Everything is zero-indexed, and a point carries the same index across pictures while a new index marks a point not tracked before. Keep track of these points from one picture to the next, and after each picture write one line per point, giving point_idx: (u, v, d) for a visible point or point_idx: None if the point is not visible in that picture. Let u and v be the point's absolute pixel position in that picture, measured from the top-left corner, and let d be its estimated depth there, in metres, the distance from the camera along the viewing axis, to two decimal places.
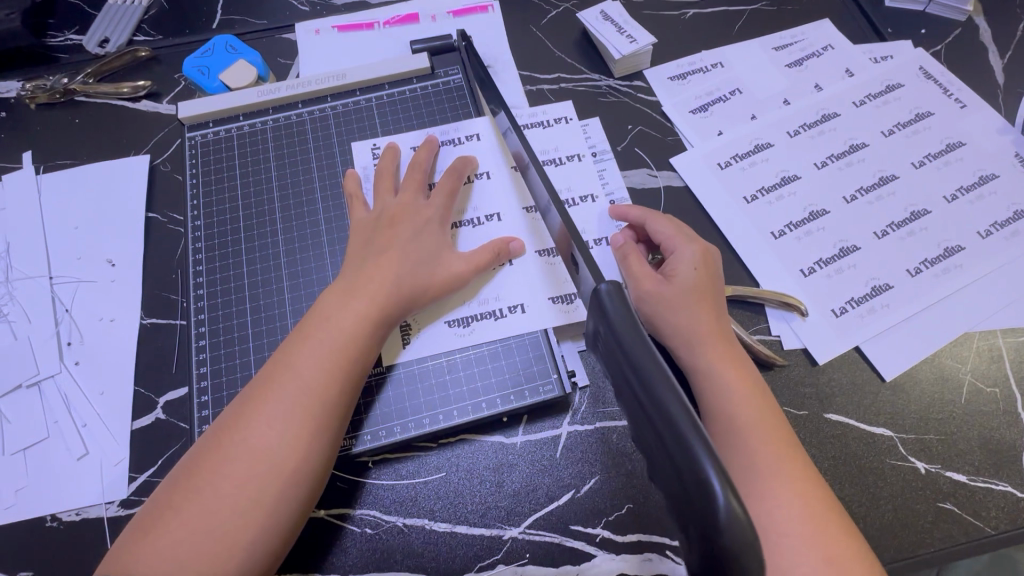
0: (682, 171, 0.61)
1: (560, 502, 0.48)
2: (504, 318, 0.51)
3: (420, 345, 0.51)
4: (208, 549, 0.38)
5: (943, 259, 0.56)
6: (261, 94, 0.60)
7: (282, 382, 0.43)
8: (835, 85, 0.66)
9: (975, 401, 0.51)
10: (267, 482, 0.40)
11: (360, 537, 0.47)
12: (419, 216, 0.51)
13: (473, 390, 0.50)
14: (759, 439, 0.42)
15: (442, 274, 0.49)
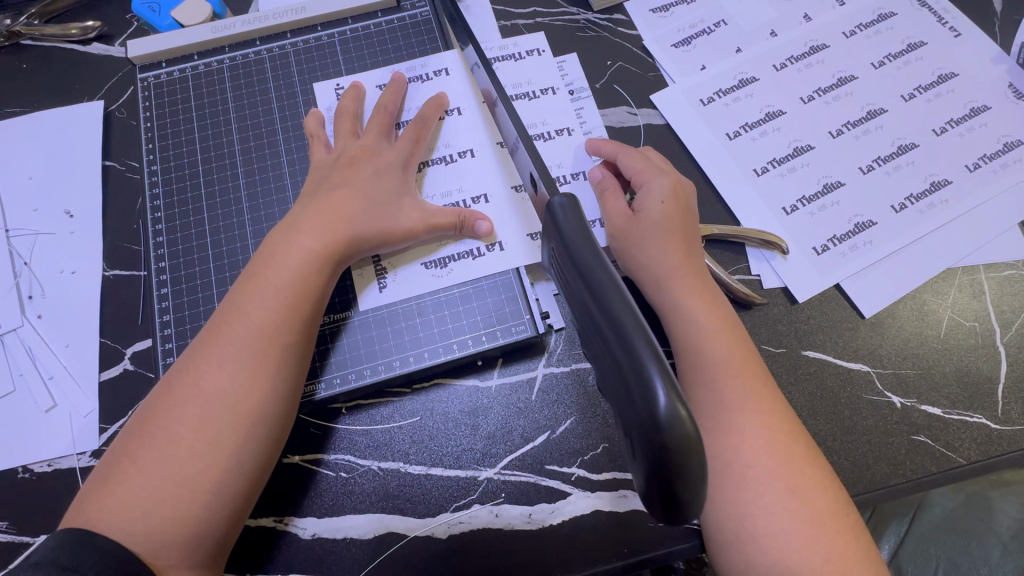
0: (663, 108, 0.58)
1: (534, 443, 0.47)
2: (480, 258, 0.50)
3: (393, 287, 0.50)
4: (173, 493, 0.39)
5: (929, 194, 0.54)
6: (215, 30, 0.56)
7: (231, 328, 0.42)
8: (825, 15, 0.62)
9: (955, 336, 0.51)
10: (224, 423, 0.40)
11: (335, 481, 0.47)
12: (384, 157, 0.49)
13: (449, 330, 0.49)
14: (727, 375, 0.42)
15: (409, 215, 0.48)
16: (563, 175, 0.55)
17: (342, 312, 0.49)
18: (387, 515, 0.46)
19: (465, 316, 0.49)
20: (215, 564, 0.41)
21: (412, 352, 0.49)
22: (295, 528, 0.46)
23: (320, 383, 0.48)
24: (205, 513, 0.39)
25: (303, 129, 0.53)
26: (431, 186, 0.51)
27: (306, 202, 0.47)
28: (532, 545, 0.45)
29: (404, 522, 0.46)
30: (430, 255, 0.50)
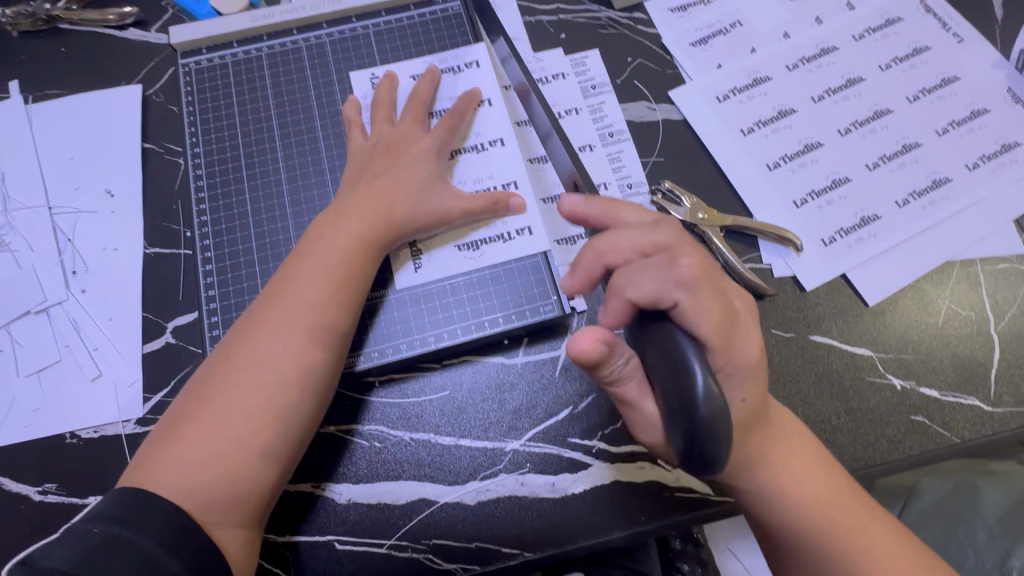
0: (680, 104, 0.61)
1: (558, 418, 0.50)
2: (511, 242, 0.53)
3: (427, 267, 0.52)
4: (224, 455, 0.42)
5: (930, 191, 0.58)
6: (253, 19, 0.58)
7: (283, 302, 0.45)
8: (836, 19, 0.65)
9: (952, 323, 0.54)
10: (274, 393, 0.43)
11: (368, 450, 0.50)
12: (423, 145, 0.52)
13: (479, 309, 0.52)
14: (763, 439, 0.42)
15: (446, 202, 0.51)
16: None
17: (377, 290, 0.52)
18: (419, 483, 0.49)
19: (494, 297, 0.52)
20: (258, 522, 0.44)
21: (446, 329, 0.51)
22: (332, 494, 0.48)
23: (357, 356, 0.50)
24: (252, 476, 0.42)
25: (339, 116, 0.56)
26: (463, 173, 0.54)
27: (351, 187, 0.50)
28: (555, 512, 0.48)
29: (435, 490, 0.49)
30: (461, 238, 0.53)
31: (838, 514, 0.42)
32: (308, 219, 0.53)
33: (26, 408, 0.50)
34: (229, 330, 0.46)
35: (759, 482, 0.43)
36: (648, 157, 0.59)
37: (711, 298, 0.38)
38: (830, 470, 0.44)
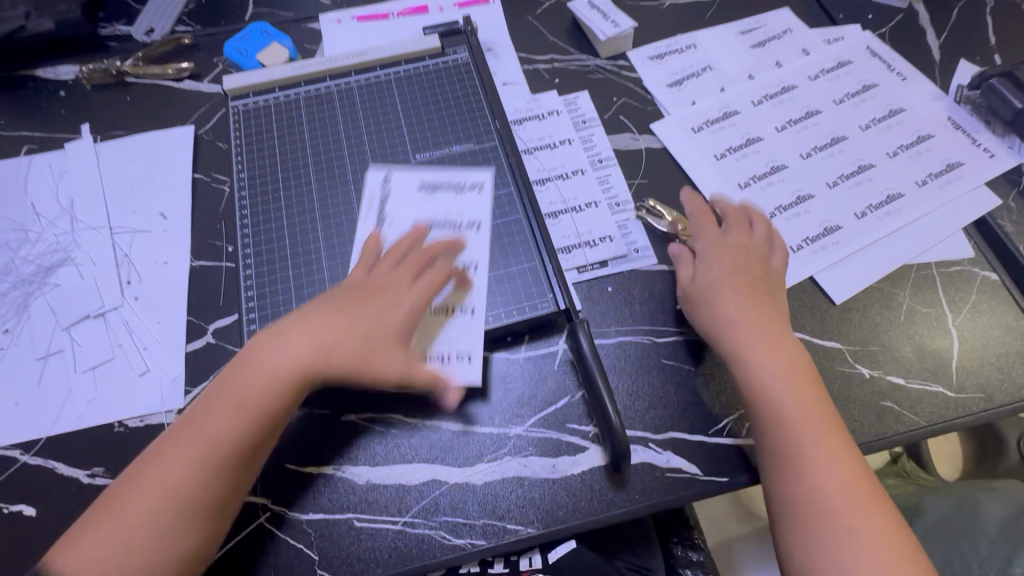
0: (660, 135, 0.70)
1: (557, 405, 0.56)
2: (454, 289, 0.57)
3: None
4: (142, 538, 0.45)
5: (885, 204, 0.65)
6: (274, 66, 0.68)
7: (221, 424, 0.48)
8: (793, 63, 0.75)
9: (913, 319, 0.60)
10: (197, 516, 0.47)
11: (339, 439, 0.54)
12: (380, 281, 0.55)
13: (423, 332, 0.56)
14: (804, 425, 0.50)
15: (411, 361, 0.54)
16: (577, 207, 0.65)
17: None
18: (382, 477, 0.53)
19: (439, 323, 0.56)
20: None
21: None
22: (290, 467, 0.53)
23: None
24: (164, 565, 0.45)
25: (365, 148, 0.65)
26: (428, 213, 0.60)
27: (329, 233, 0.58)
28: (556, 491, 0.52)
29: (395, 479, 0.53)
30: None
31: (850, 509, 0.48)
32: (336, 233, 0.61)
33: (81, 400, 0.56)
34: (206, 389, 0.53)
35: (792, 476, 0.49)
36: (634, 180, 0.68)
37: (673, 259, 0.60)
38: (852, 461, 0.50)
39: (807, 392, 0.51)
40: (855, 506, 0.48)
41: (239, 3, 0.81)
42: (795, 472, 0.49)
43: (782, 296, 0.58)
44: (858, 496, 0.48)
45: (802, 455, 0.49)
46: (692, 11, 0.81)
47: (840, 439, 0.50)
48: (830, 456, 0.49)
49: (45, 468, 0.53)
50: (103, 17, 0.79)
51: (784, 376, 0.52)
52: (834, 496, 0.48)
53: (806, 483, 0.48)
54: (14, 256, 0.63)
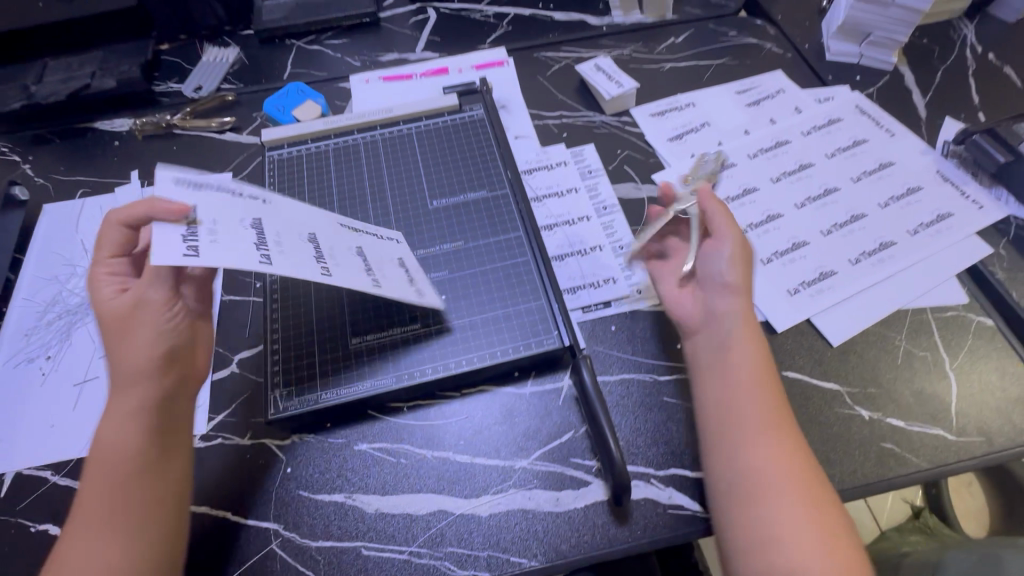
0: (662, 185, 0.75)
1: (560, 439, 0.58)
2: (324, 254, 0.51)
3: (278, 213, 0.51)
4: (92, 511, 0.47)
5: (878, 251, 0.68)
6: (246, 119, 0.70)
7: (128, 389, 0.49)
8: (786, 120, 0.81)
9: (910, 363, 0.61)
10: (142, 480, 0.48)
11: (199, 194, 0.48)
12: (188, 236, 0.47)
13: (266, 230, 0.49)
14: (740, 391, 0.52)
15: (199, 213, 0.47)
16: (582, 251, 0.69)
17: (406, 324, 0.61)
18: (205, 228, 0.46)
19: (285, 246, 0.49)
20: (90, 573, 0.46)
21: (252, 221, 0.48)
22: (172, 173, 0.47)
23: (261, 189, 0.51)
24: (115, 548, 0.46)
25: (388, 195, 0.71)
26: (368, 234, 0.59)
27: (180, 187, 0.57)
28: (559, 525, 0.53)
29: (194, 224, 0.46)
30: (298, 223, 0.52)
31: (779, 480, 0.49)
32: None
33: None
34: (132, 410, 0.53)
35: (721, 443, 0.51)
36: (637, 226, 0.72)
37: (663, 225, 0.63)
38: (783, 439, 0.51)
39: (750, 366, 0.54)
40: (793, 488, 0.47)
41: (279, 65, 0.90)
42: (744, 448, 0.50)
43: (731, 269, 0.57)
44: (798, 477, 0.48)
45: (745, 428, 0.50)
46: (690, 74, 0.88)
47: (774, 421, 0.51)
48: (781, 438, 0.50)
49: (73, 489, 0.56)
50: (158, 76, 0.89)
51: (726, 363, 0.54)
52: (778, 476, 0.48)
53: (741, 461, 0.50)
54: (61, 288, 0.69)
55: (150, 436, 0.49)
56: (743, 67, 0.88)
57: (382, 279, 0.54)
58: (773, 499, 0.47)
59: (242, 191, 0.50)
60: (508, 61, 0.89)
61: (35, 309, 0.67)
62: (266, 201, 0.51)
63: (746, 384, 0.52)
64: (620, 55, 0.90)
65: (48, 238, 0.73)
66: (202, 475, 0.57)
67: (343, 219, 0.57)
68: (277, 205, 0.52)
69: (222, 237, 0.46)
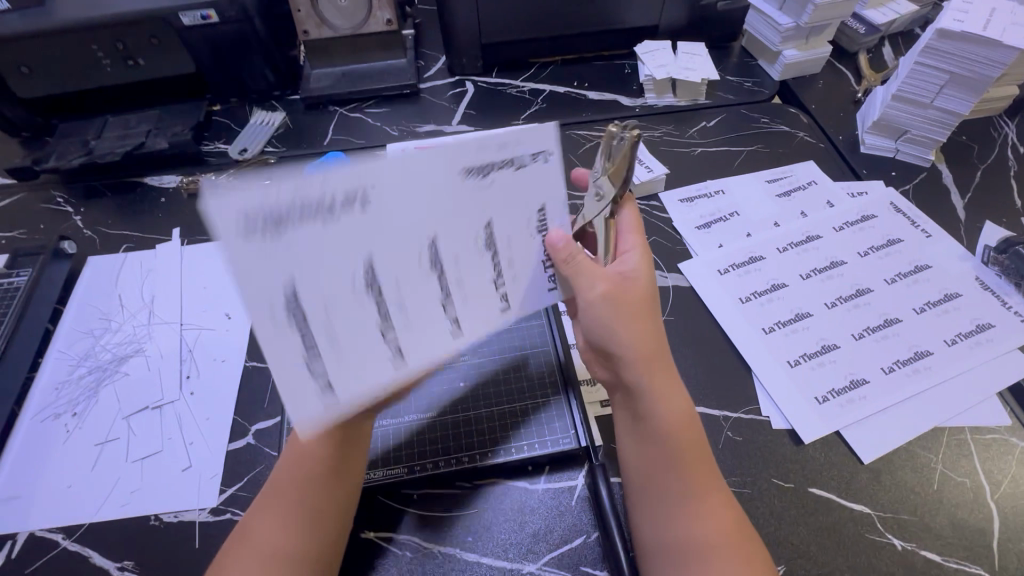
0: (688, 274, 0.75)
1: (572, 544, 0.55)
2: (452, 287, 0.46)
3: (382, 222, 0.41)
4: (278, 499, 0.50)
5: (913, 361, 0.65)
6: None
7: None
8: (818, 213, 0.80)
9: (947, 488, 0.58)
10: (325, 474, 0.51)
11: (294, 240, 0.37)
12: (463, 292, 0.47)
13: (382, 284, 0.42)
14: (665, 457, 0.53)
15: (339, 323, 0.41)
16: None
17: (424, 412, 0.62)
18: (315, 322, 0.40)
19: (409, 307, 0.44)
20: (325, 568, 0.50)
21: (366, 277, 0.41)
22: (247, 206, 0.35)
23: (333, 214, 0.38)
24: (294, 535, 0.49)
25: None
26: (489, 166, 0.45)
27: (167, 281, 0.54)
28: None
29: (298, 302, 0.39)
30: (411, 271, 0.43)
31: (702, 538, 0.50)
32: None
33: (126, 489, 0.60)
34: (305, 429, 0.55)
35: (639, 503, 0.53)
36: (661, 316, 0.71)
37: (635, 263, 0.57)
38: (716, 498, 0.52)
39: (671, 428, 0.54)
40: (719, 536, 0.50)
41: (322, 131, 0.94)
42: (664, 494, 0.52)
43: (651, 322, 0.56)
44: (717, 530, 0.50)
45: (667, 489, 0.52)
46: (721, 159, 0.88)
47: (701, 476, 0.52)
48: (702, 484, 0.52)
49: (81, 556, 0.56)
50: (208, 136, 0.93)
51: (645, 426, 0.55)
52: (699, 521, 0.51)
53: (663, 519, 0.52)
54: (95, 343, 0.71)
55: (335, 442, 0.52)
56: (776, 156, 0.89)
57: (518, 274, 0.50)
58: (694, 543, 0.50)
59: (333, 184, 0.38)
60: None
61: (68, 363, 0.69)
62: (368, 199, 0.40)
63: (663, 432, 0.53)
64: (652, 136, 0.92)
65: (89, 291, 0.76)
66: (207, 552, 0.56)
67: (479, 159, 0.44)
68: (380, 209, 0.40)
69: (337, 324, 0.41)
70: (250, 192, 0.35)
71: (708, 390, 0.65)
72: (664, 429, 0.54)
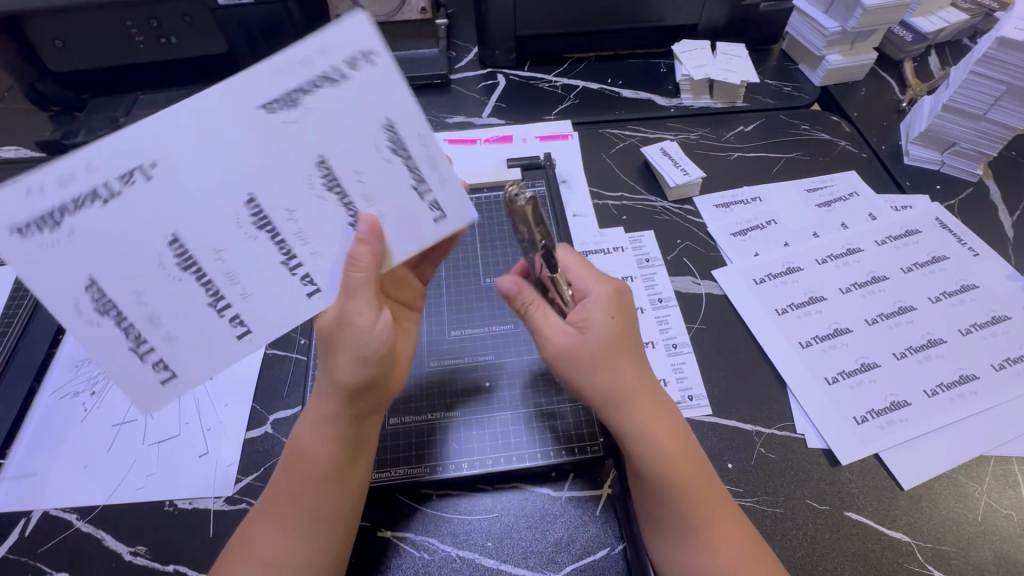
0: (722, 282, 0.72)
1: (595, 556, 0.53)
2: (422, 175, 0.48)
3: (325, 117, 0.45)
4: (278, 507, 0.49)
5: (958, 385, 0.62)
6: (62, 182, 0.41)
7: (324, 401, 0.49)
8: (859, 226, 0.77)
9: (991, 520, 0.55)
10: (331, 489, 0.49)
11: (251, 178, 0.44)
12: (358, 275, 0.46)
13: (341, 182, 0.46)
14: (676, 495, 0.50)
15: (258, 289, 0.47)
16: None
17: (448, 411, 0.61)
18: (290, 229, 0.46)
19: (376, 198, 0.47)
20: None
21: (325, 180, 0.46)
22: (258, 99, 0.43)
23: (302, 96, 0.44)
24: (296, 543, 0.47)
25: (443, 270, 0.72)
26: (369, 78, 0.45)
27: (206, 279, 0.46)
28: None
29: (262, 212, 0.45)
30: (325, 137, 0.45)
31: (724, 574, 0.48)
32: None
33: (141, 472, 0.59)
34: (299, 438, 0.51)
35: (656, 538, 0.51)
36: (693, 324, 0.69)
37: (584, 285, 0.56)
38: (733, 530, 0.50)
39: (678, 467, 0.51)
40: (737, 566, 0.48)
41: None
42: (674, 528, 0.50)
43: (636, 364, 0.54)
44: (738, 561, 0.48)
45: (683, 525, 0.50)
46: (759, 165, 0.86)
47: (713, 511, 0.50)
48: (709, 513, 0.50)
49: (94, 538, 0.55)
50: None
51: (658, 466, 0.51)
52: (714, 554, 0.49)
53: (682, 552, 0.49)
54: None
55: (342, 447, 0.50)
56: (816, 164, 0.86)
57: (443, 176, 0.49)
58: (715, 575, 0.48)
59: (291, 65, 0.43)
60: (572, 134, 0.90)
61: None
62: (327, 53, 0.44)
63: (658, 472, 0.50)
64: (687, 138, 0.89)
65: None
66: (220, 542, 0.55)
67: (338, 59, 0.44)
68: (324, 98, 0.44)
69: (237, 268, 0.46)
70: (249, 85, 0.43)
71: (741, 404, 0.63)
72: (657, 471, 0.50)
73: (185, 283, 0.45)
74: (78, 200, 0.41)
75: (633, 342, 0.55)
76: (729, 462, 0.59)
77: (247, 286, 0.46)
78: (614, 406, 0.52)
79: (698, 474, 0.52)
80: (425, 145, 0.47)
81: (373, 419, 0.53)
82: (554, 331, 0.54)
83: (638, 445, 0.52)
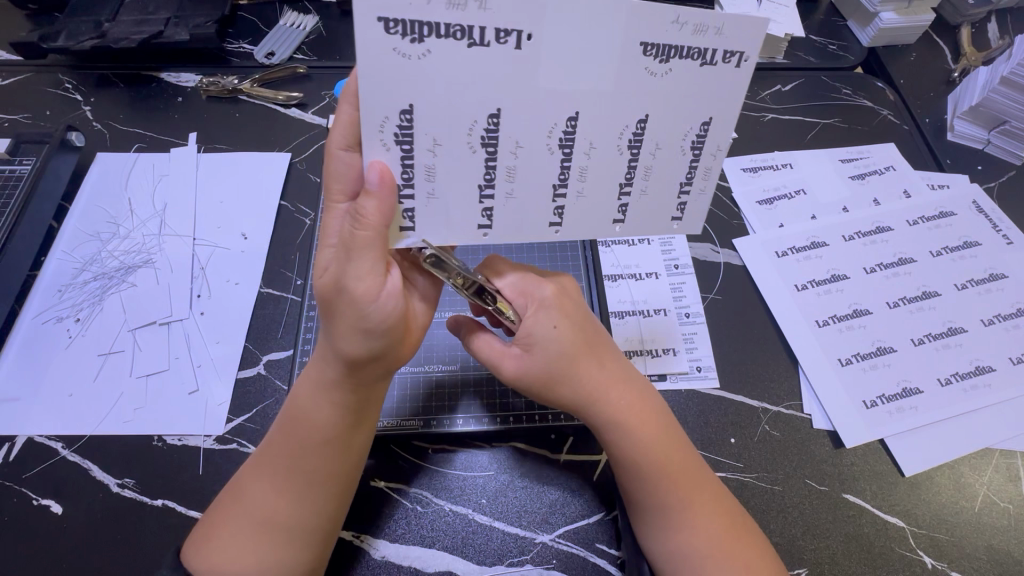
0: (742, 252, 0.69)
1: (588, 521, 0.53)
2: (693, 180, 0.46)
3: (672, 88, 0.41)
4: (269, 468, 0.47)
5: (973, 376, 0.61)
6: (451, 4, 0.35)
7: (325, 365, 0.45)
8: (893, 203, 0.73)
9: (987, 511, 0.55)
10: (324, 456, 0.47)
11: (569, 97, 0.40)
12: (363, 234, 0.39)
13: (574, 144, 0.42)
14: (666, 482, 0.49)
15: (444, 194, 0.42)
16: (645, 311, 0.64)
17: (448, 366, 0.60)
18: (505, 162, 0.42)
19: (590, 175, 0.44)
20: (324, 546, 0.47)
21: (563, 135, 0.41)
22: (643, 34, 0.38)
23: (674, 56, 0.39)
24: (286, 503, 0.46)
25: None
26: (727, 83, 0.41)
27: (409, 161, 0.40)
28: None
29: (496, 133, 0.40)
30: (660, 101, 0.41)
31: (721, 557, 0.47)
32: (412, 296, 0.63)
33: (129, 406, 0.57)
34: (285, 405, 0.49)
35: (649, 526, 0.49)
36: (708, 294, 0.66)
37: (525, 293, 0.51)
38: (731, 516, 0.49)
39: (664, 459, 0.49)
40: (719, 542, 0.47)
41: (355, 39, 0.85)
42: (650, 508, 0.49)
43: (608, 355, 0.52)
44: (732, 545, 0.47)
45: (678, 513, 0.48)
46: (793, 129, 0.80)
47: (711, 499, 0.49)
48: (691, 492, 0.49)
49: (79, 468, 0.54)
50: (231, 33, 0.84)
51: (649, 457, 0.49)
52: (706, 537, 0.48)
53: (677, 537, 0.48)
54: (102, 248, 0.67)
55: (345, 413, 0.46)
56: (854, 133, 0.80)
57: (702, 187, 0.46)
58: (693, 554, 0.47)
59: (687, 23, 0.38)
60: None
61: (73, 265, 0.65)
62: (721, 35, 0.39)
63: (632, 464, 0.49)
64: None
65: (95, 192, 0.71)
66: (211, 479, 0.54)
67: (722, 48, 0.40)
68: (685, 75, 0.40)
69: (442, 169, 0.41)
70: (645, 17, 0.38)
71: (748, 379, 0.61)
72: (632, 462, 0.49)
73: (390, 154, 0.40)
74: (449, 28, 0.36)
75: (592, 338, 0.51)
76: (732, 437, 0.57)
77: (440, 189, 0.42)
78: (587, 408, 0.50)
79: (693, 461, 0.51)
80: (719, 158, 0.44)
81: (382, 383, 0.49)
82: (497, 356, 0.51)
83: (611, 439, 0.50)
